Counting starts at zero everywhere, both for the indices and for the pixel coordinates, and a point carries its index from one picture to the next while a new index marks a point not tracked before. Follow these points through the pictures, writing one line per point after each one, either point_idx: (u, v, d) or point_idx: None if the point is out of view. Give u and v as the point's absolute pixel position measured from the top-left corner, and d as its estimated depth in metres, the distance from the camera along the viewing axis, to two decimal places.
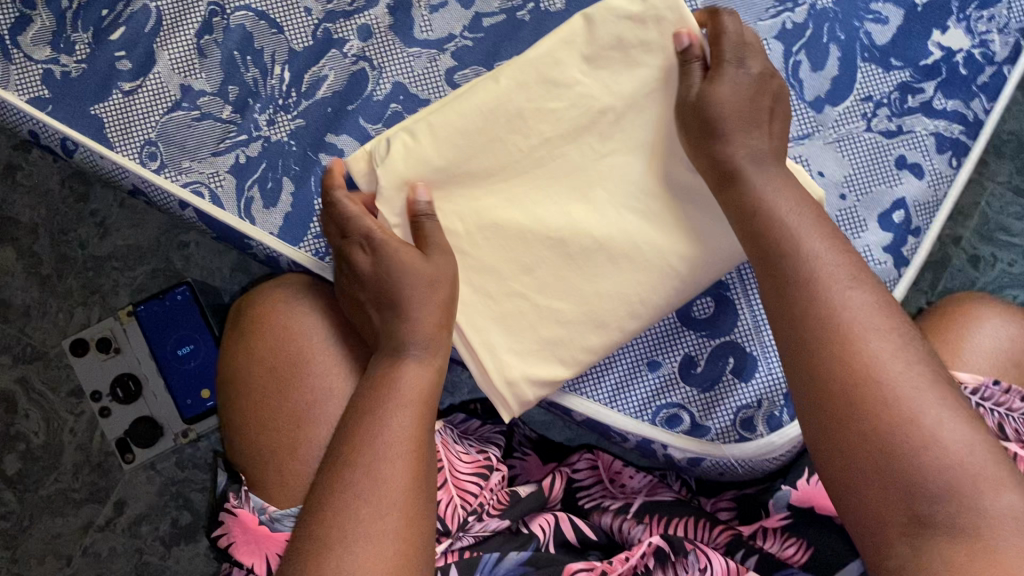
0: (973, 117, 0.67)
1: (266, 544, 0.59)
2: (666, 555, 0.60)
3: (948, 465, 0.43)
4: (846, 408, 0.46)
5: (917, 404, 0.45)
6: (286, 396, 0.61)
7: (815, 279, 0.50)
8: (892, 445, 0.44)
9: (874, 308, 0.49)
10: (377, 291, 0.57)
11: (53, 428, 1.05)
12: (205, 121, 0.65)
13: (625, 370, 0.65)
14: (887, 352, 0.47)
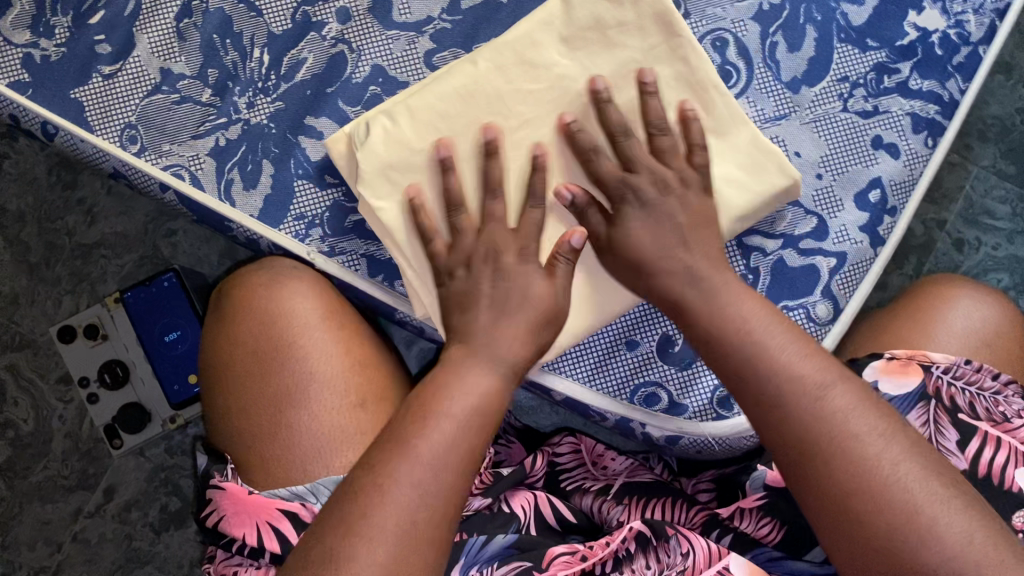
0: (948, 98, 0.67)
1: (255, 511, 0.58)
2: (648, 540, 0.60)
3: (953, 559, 0.44)
4: (853, 517, 0.46)
5: (918, 500, 0.46)
6: (266, 379, 0.61)
7: (800, 396, 0.49)
8: (908, 550, 0.45)
9: (855, 411, 0.49)
10: (496, 293, 0.55)
11: (43, 415, 1.06)
12: (185, 104, 0.66)
13: (604, 350, 0.65)
14: (876, 452, 0.47)
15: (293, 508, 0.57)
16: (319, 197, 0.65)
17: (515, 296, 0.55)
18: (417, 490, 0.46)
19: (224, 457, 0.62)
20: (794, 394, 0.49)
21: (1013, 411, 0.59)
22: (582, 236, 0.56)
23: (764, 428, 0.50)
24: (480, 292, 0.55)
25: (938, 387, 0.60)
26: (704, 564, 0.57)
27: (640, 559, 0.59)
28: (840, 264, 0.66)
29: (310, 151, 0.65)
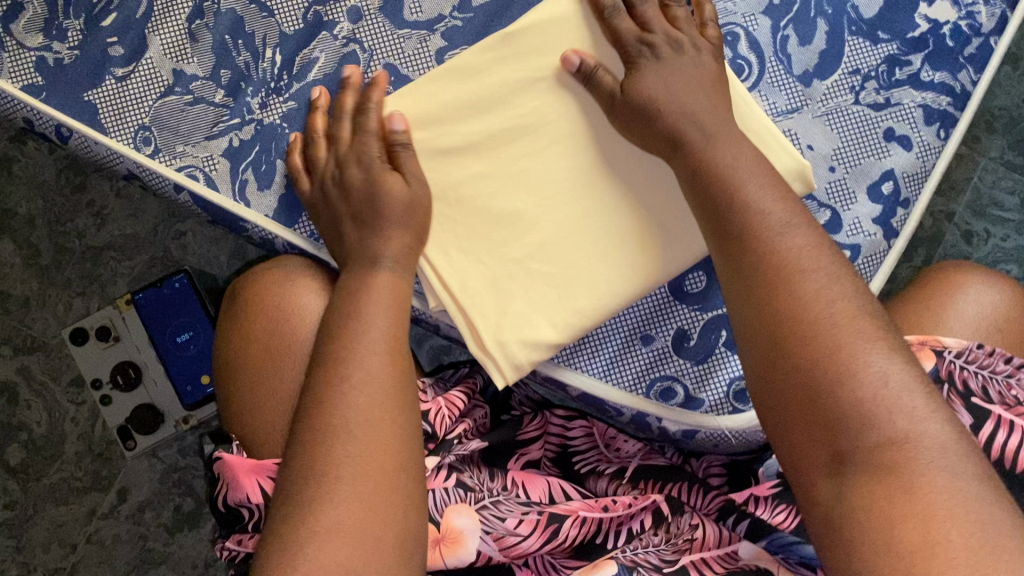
0: (960, 89, 0.67)
1: (247, 472, 0.61)
2: (664, 517, 0.65)
3: (876, 404, 0.46)
4: (787, 348, 0.49)
5: (845, 340, 0.48)
6: (280, 377, 0.64)
7: (758, 237, 0.52)
8: (828, 382, 0.47)
9: (815, 254, 0.51)
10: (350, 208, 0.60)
11: (55, 417, 1.06)
12: (198, 105, 0.66)
13: (620, 344, 0.65)
14: (827, 295, 0.50)
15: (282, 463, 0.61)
16: None
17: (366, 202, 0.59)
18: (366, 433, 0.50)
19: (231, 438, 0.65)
20: (752, 235, 0.53)
21: None
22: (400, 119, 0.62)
23: (731, 260, 0.53)
24: (342, 212, 0.61)
25: (952, 370, 0.61)
26: (714, 543, 0.61)
27: (651, 532, 0.64)
28: (854, 256, 0.66)
29: None
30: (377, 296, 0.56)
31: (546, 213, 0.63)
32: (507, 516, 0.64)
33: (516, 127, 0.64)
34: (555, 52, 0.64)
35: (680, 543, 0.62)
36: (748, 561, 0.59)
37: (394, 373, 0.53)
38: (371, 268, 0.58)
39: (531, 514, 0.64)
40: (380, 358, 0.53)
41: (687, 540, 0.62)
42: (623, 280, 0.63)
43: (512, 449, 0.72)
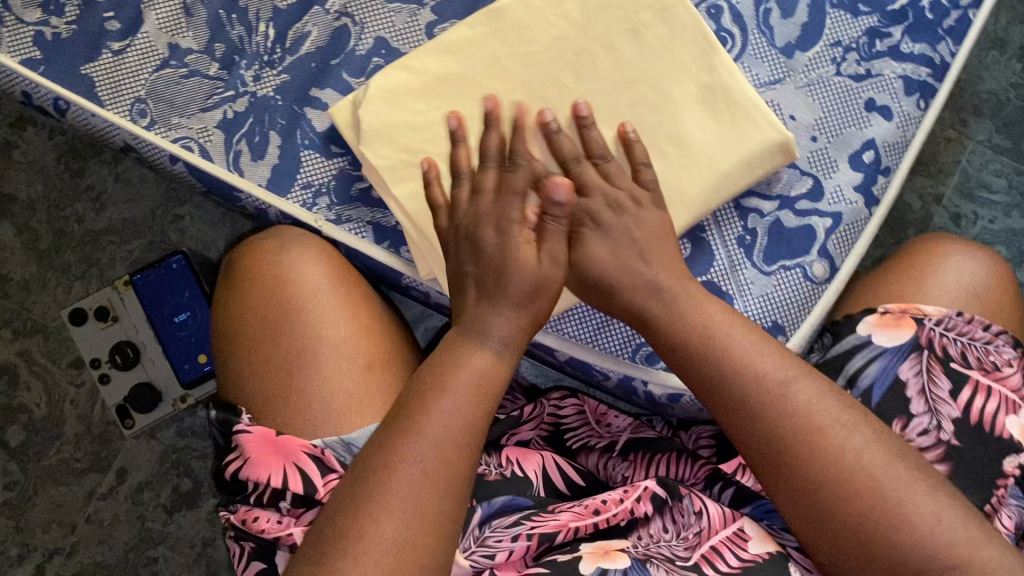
0: (940, 60, 0.68)
1: (275, 456, 0.58)
2: (663, 501, 0.62)
3: (928, 542, 0.46)
4: (814, 512, 0.49)
5: (885, 487, 0.48)
6: (276, 343, 0.62)
7: (752, 400, 0.52)
8: (878, 533, 0.47)
9: (819, 402, 0.51)
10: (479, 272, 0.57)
11: (55, 398, 1.08)
12: (193, 78, 0.68)
13: (608, 311, 0.67)
14: (844, 444, 0.49)
15: (315, 452, 0.58)
16: (326, 166, 0.67)
17: (493, 270, 0.57)
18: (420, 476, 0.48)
19: (237, 408, 0.62)
20: (750, 398, 0.52)
21: (1002, 360, 0.61)
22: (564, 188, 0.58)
23: (732, 417, 0.53)
24: (467, 272, 0.58)
25: (931, 338, 0.62)
26: (720, 525, 0.60)
27: (656, 520, 0.62)
28: (836, 224, 0.67)
29: (315, 120, 0.67)
30: (461, 373, 0.53)
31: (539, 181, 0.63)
32: (496, 551, 0.59)
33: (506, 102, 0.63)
34: (543, 23, 0.64)
35: (691, 538, 0.60)
36: (759, 551, 0.57)
37: (463, 415, 0.51)
38: (472, 345, 0.54)
39: (520, 541, 0.60)
40: (449, 436, 0.50)
41: (696, 533, 0.60)
42: None
43: (505, 433, 0.72)
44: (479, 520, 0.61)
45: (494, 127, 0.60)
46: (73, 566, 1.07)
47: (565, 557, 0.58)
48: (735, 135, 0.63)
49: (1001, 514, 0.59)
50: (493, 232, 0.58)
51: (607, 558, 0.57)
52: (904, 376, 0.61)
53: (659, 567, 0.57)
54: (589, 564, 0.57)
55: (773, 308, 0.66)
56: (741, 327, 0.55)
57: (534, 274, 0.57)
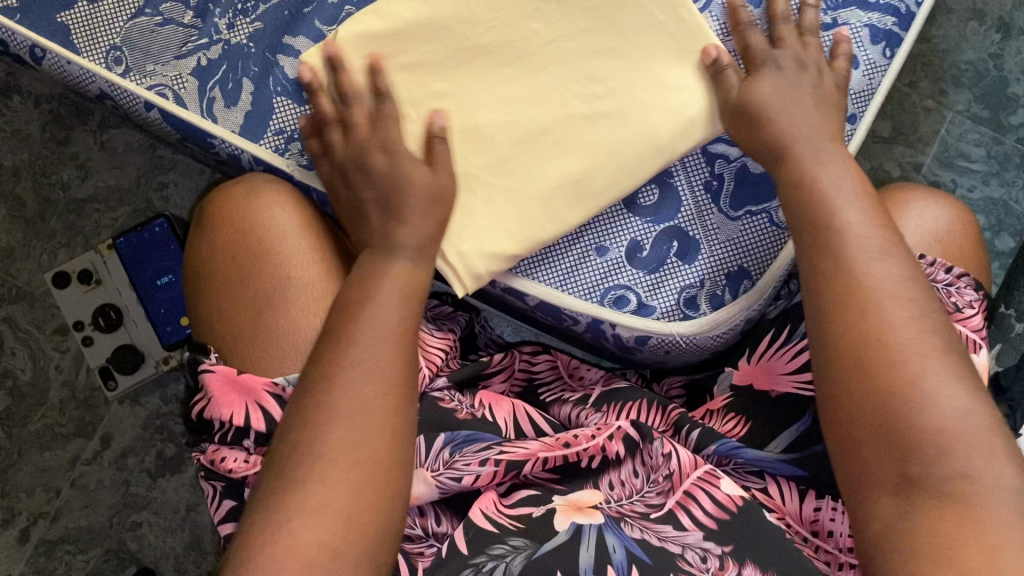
0: (905, 10, 0.69)
1: (240, 393, 0.59)
2: (635, 443, 0.63)
3: (946, 432, 0.44)
4: (850, 365, 0.48)
5: (924, 371, 0.46)
6: (247, 283, 0.63)
7: (843, 251, 0.52)
8: (901, 411, 0.45)
9: (900, 281, 0.50)
10: (377, 191, 0.60)
11: (40, 364, 1.08)
12: (168, 27, 0.68)
13: (576, 256, 0.67)
14: (900, 322, 0.48)
15: (277, 393, 0.59)
16: (298, 113, 0.67)
17: (390, 184, 0.59)
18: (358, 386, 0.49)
19: (207, 348, 0.63)
20: (842, 247, 0.52)
21: (964, 301, 0.62)
22: (441, 116, 0.62)
23: (811, 275, 0.52)
24: (365, 200, 0.60)
25: None
26: (690, 467, 0.59)
27: (627, 463, 0.62)
28: None
29: (288, 68, 0.68)
30: (387, 285, 0.54)
31: (505, 125, 0.65)
32: (463, 475, 0.60)
33: (475, 47, 0.64)
34: None
35: (661, 481, 0.60)
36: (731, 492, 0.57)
37: (395, 333, 0.52)
38: (387, 257, 0.57)
39: (487, 466, 0.60)
40: (386, 348, 0.51)
41: (666, 476, 0.60)
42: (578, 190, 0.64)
43: (476, 381, 0.71)
44: (442, 447, 0.62)
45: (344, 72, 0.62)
46: (58, 531, 1.07)
47: (540, 513, 0.57)
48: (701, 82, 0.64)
49: None
50: (383, 152, 0.61)
51: (582, 513, 0.56)
52: None
53: (634, 525, 0.55)
54: (563, 519, 0.56)
55: (741, 253, 0.67)
56: (857, 195, 0.55)
57: (431, 191, 0.60)
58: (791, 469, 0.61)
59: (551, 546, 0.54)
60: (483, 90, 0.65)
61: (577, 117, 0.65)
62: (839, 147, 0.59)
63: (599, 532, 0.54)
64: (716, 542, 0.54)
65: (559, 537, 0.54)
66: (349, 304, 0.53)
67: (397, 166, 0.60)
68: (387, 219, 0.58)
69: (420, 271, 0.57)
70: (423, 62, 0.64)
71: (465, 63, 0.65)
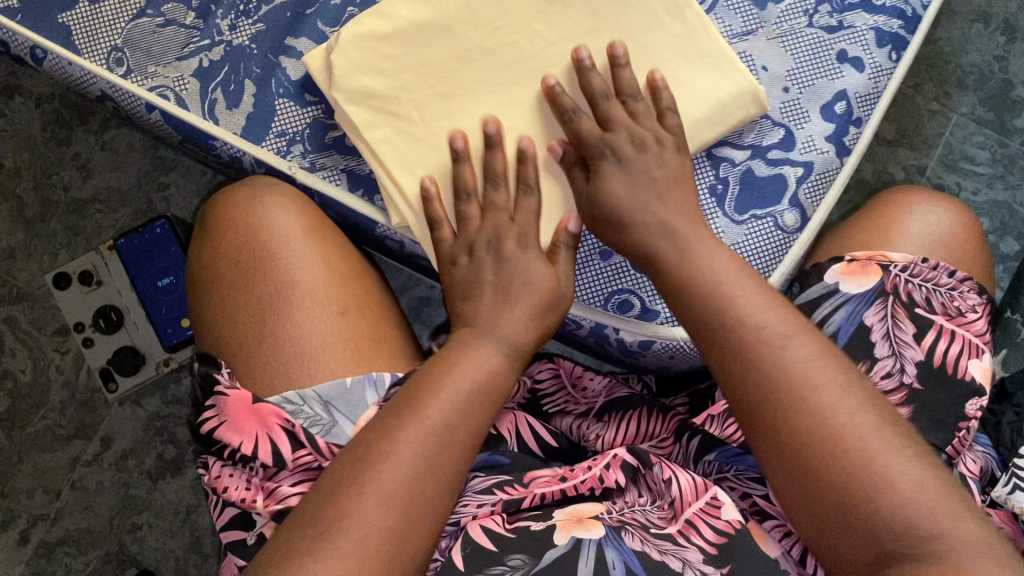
0: (911, 13, 0.69)
1: (251, 425, 0.58)
2: (635, 470, 0.61)
3: (908, 504, 0.44)
4: (799, 463, 0.47)
5: (871, 449, 0.46)
6: (250, 287, 0.62)
7: (749, 349, 0.50)
8: (861, 491, 0.45)
9: (813, 361, 0.49)
10: (498, 279, 0.58)
11: (41, 365, 1.08)
12: (170, 27, 0.68)
13: (579, 259, 0.67)
14: (831, 406, 0.47)
15: (289, 427, 0.57)
16: (300, 114, 0.67)
17: (518, 278, 0.57)
18: (401, 476, 0.49)
19: (218, 363, 0.61)
20: (748, 343, 0.50)
21: (966, 306, 0.62)
22: (578, 221, 0.62)
23: (722, 367, 0.51)
24: (483, 280, 0.58)
25: (897, 284, 0.62)
26: (692, 496, 0.57)
27: (631, 489, 0.61)
28: (807, 173, 0.67)
29: (291, 70, 0.67)
30: (454, 380, 0.53)
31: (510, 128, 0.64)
32: (462, 517, 0.59)
33: (477, 48, 0.64)
34: None
35: (666, 508, 0.58)
36: (731, 517, 0.56)
37: (458, 425, 0.52)
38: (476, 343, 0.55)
39: (486, 506, 0.59)
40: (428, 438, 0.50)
41: (670, 504, 0.58)
42: None
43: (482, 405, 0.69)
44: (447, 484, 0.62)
45: (467, 163, 0.62)
46: (58, 532, 1.07)
47: (537, 526, 0.57)
48: (706, 85, 0.64)
49: (960, 459, 0.59)
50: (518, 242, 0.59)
51: (581, 526, 0.56)
52: (868, 322, 0.61)
53: (635, 534, 0.55)
54: (563, 535, 0.55)
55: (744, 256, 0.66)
56: (746, 278, 0.53)
57: (552, 285, 0.58)
58: None
59: (550, 558, 0.54)
60: (487, 91, 0.64)
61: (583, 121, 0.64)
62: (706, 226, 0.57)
63: (598, 546, 0.54)
64: (715, 568, 0.53)
65: (559, 549, 0.54)
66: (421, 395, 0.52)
67: (532, 261, 0.58)
68: (500, 304, 0.57)
69: (510, 372, 0.55)
70: (427, 64, 0.64)
71: (468, 65, 0.64)
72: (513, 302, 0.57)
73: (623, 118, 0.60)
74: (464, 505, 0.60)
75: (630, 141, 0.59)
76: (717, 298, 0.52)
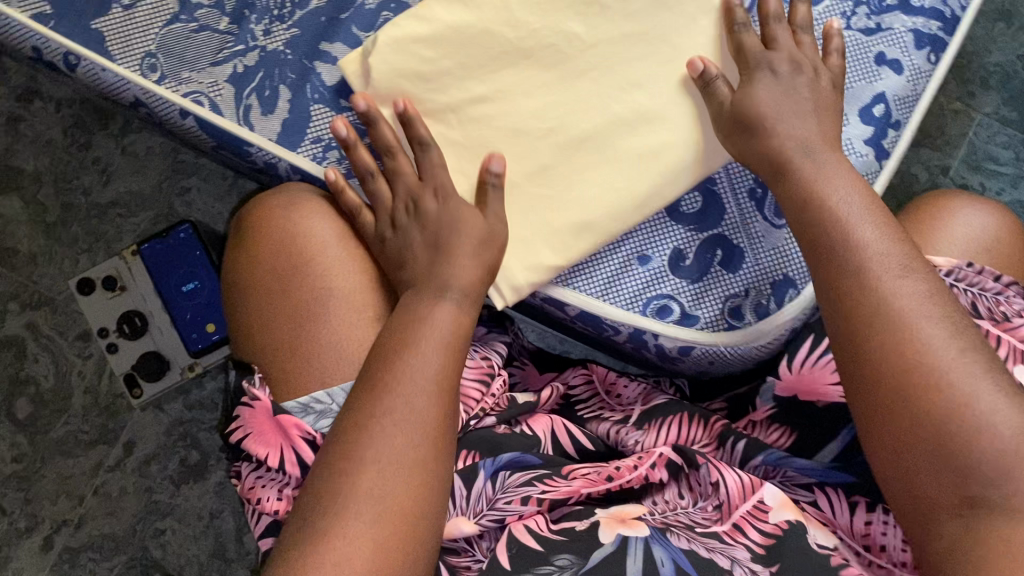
0: (950, 14, 0.69)
1: (274, 436, 0.58)
2: (679, 467, 0.61)
3: (1000, 449, 0.44)
4: (895, 391, 0.48)
5: (971, 390, 0.46)
6: (289, 294, 0.62)
7: (868, 274, 0.51)
8: (953, 432, 0.45)
9: (927, 298, 0.50)
10: (427, 235, 0.61)
11: (63, 371, 1.08)
12: (203, 33, 0.68)
13: (617, 265, 0.67)
14: (939, 341, 0.48)
15: (309, 435, 0.57)
16: None
17: (442, 229, 0.61)
18: (396, 431, 0.50)
19: (251, 366, 0.62)
20: (864, 270, 0.51)
21: (1013, 311, 0.61)
22: (497, 159, 0.62)
23: (835, 291, 0.52)
24: (414, 239, 0.61)
25: None
26: (740, 498, 0.57)
27: (672, 485, 0.62)
28: None
29: (326, 76, 0.67)
30: (432, 338, 0.55)
31: (559, 131, 0.64)
32: (505, 515, 0.58)
33: (514, 51, 0.64)
34: None
35: (711, 509, 0.59)
36: (778, 518, 0.55)
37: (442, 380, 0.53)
38: (435, 298, 0.58)
39: (529, 505, 0.58)
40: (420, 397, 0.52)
41: (716, 505, 0.58)
42: (621, 200, 0.63)
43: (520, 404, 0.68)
44: (484, 481, 0.60)
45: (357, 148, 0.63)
46: (81, 538, 1.06)
47: (583, 526, 0.56)
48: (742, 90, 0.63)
49: None
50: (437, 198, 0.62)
51: (626, 525, 0.55)
52: None
53: (681, 535, 0.55)
54: (608, 532, 0.54)
55: (789, 258, 0.65)
56: (874, 209, 0.55)
57: (482, 226, 0.61)
58: (839, 476, 0.59)
59: (598, 558, 0.53)
60: (525, 96, 0.64)
61: (621, 125, 0.64)
62: (836, 153, 0.59)
63: (645, 545, 0.53)
64: (763, 566, 0.53)
65: (605, 549, 0.53)
66: (389, 349, 0.54)
67: (450, 213, 0.61)
68: (438, 259, 0.60)
69: (466, 314, 0.58)
70: (465, 69, 0.63)
71: (506, 69, 0.64)
72: (451, 258, 0.60)
73: (759, 44, 0.62)
74: (507, 501, 0.58)
75: (788, 63, 0.62)
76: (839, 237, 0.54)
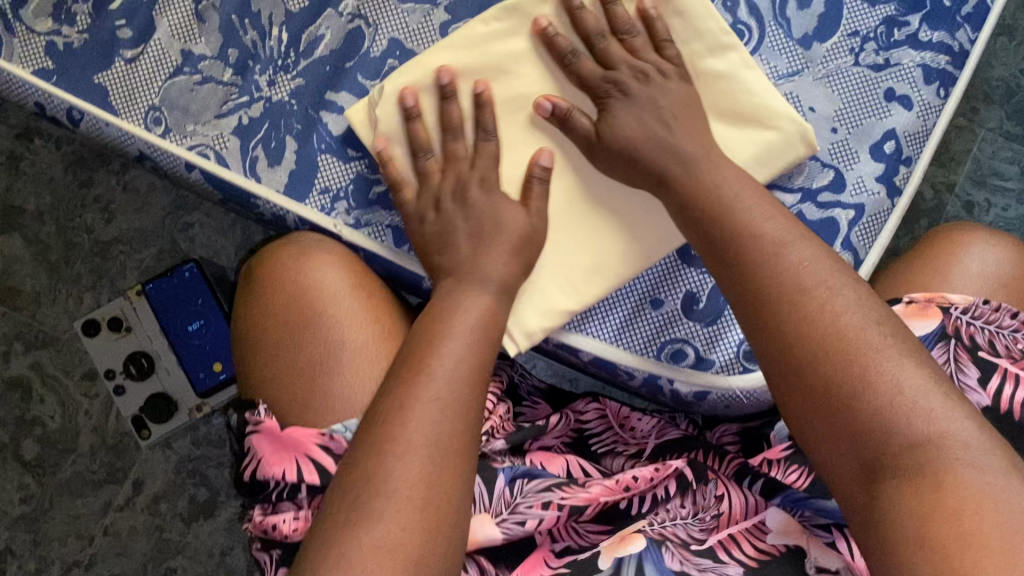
0: (959, 48, 0.68)
1: (290, 449, 0.58)
2: (687, 484, 0.61)
3: (901, 402, 0.43)
4: (801, 355, 0.47)
5: (867, 349, 0.45)
6: (302, 347, 0.61)
7: (764, 242, 0.51)
8: (852, 390, 0.44)
9: (817, 261, 0.50)
10: (471, 223, 0.60)
11: (70, 411, 1.07)
12: (207, 84, 0.67)
13: (630, 309, 0.67)
14: (833, 306, 0.47)
15: (323, 443, 0.57)
16: (343, 170, 0.66)
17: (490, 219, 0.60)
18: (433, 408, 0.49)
19: (254, 402, 0.62)
20: (756, 246, 0.51)
21: None
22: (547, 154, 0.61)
23: (732, 266, 0.52)
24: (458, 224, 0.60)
25: (958, 327, 0.61)
26: (742, 514, 0.58)
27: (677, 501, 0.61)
28: (858, 216, 0.66)
29: (332, 126, 0.66)
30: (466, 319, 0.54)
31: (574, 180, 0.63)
32: (526, 518, 0.60)
33: (522, 96, 0.63)
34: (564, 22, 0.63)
35: (708, 520, 0.58)
36: (777, 542, 0.55)
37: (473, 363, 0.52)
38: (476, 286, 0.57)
39: (550, 509, 0.60)
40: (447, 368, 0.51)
41: (715, 516, 0.58)
42: (633, 247, 0.63)
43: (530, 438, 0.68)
44: (503, 486, 0.62)
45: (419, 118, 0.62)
46: None
47: (586, 555, 0.57)
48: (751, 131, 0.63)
49: None
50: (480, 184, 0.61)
51: (623, 546, 0.56)
52: None
53: (675, 553, 0.55)
54: (607, 558, 0.55)
55: None
56: (748, 191, 0.55)
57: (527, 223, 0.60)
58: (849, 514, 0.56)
59: None
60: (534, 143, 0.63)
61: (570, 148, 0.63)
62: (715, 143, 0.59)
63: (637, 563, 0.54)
64: None
65: None
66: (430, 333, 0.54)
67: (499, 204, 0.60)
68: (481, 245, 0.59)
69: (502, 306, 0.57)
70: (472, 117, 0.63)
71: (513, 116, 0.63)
72: (493, 239, 0.59)
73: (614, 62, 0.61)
74: (528, 506, 0.61)
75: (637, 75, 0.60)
76: (739, 248, 0.52)
